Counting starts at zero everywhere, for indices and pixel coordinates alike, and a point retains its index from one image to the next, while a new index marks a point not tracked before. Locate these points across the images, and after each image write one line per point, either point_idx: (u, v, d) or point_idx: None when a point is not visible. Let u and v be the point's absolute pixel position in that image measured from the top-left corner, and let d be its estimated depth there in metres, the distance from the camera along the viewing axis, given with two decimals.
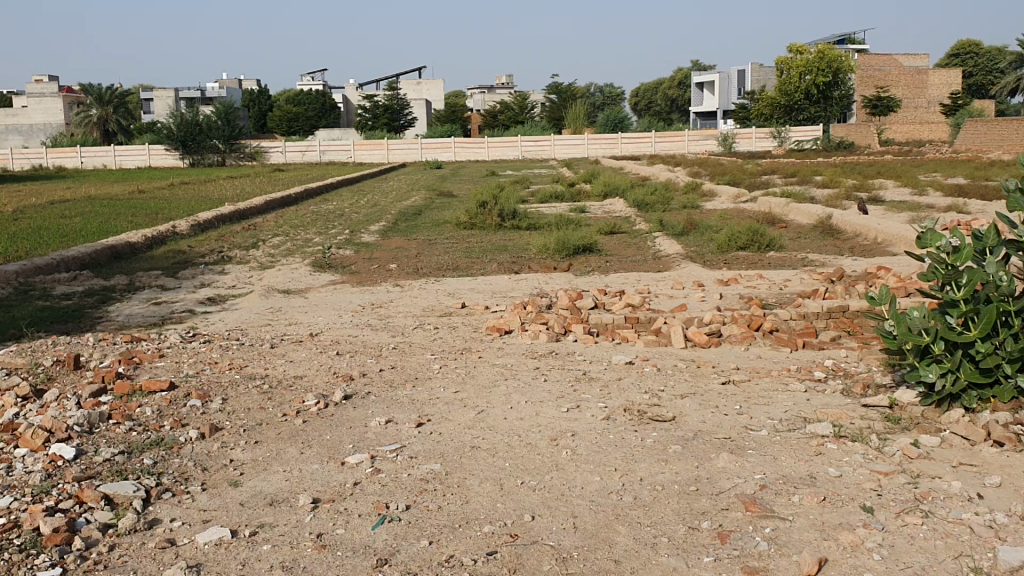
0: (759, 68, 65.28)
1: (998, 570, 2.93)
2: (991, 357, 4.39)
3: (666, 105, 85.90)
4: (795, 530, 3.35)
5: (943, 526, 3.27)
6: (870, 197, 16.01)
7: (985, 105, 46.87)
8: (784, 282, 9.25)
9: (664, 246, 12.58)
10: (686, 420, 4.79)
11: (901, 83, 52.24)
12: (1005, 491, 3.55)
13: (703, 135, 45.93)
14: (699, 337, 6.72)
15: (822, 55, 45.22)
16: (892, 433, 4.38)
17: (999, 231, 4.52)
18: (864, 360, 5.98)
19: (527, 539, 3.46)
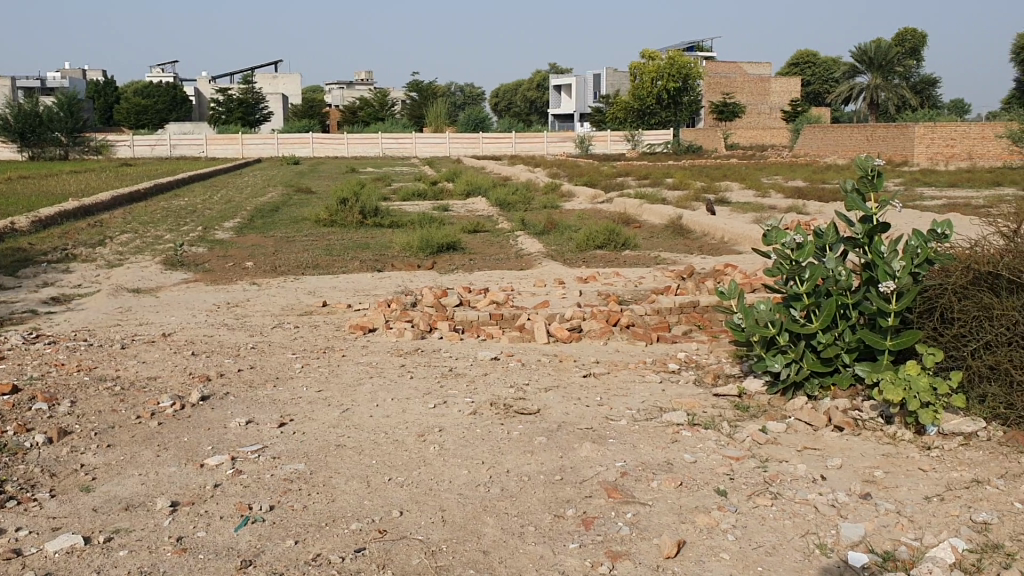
0: (614, 72, 67.09)
1: (841, 546, 3.13)
2: (831, 347, 4.68)
3: (525, 107, 86.87)
4: (655, 514, 3.48)
5: (791, 506, 3.47)
6: (718, 199, 16.72)
7: (823, 112, 49.59)
8: (640, 279, 9.55)
9: (525, 245, 12.77)
10: (550, 413, 4.89)
11: (746, 90, 54.68)
12: (845, 472, 3.80)
13: (561, 137, 46.84)
14: (561, 333, 6.89)
15: (673, 61, 46.57)
16: (741, 420, 4.61)
17: (838, 229, 4.84)
18: (714, 352, 6.25)
19: (394, 536, 3.45)
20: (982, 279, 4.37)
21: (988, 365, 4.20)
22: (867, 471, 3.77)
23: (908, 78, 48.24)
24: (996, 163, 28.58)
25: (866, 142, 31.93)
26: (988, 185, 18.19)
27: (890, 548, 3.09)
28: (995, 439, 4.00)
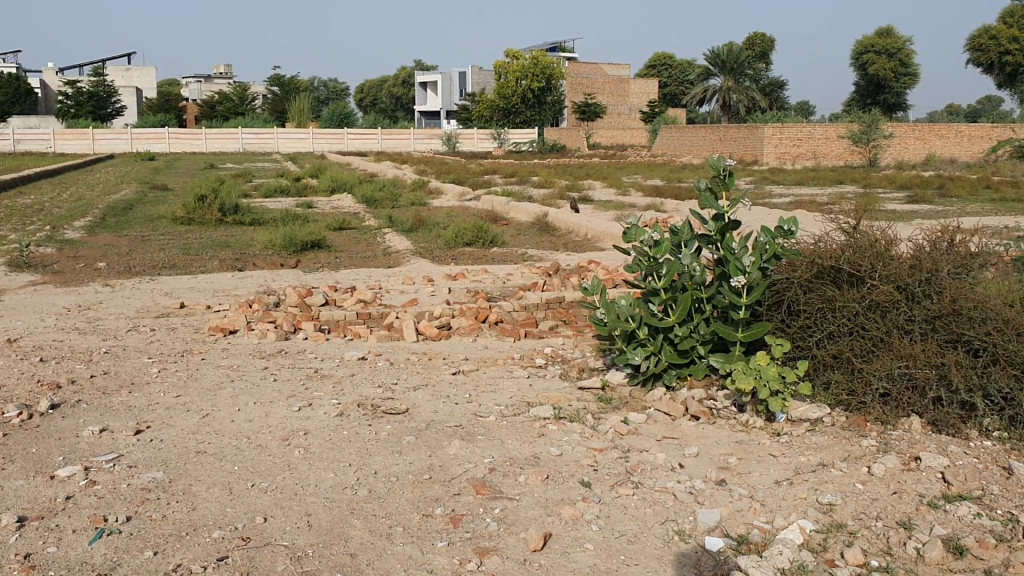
0: (479, 72, 67.49)
1: (698, 531, 3.26)
2: (687, 340, 4.86)
3: (390, 103, 86.06)
4: (521, 508, 3.52)
5: (652, 495, 3.57)
6: (582, 197, 17.05)
7: (679, 113, 51.28)
8: (507, 276, 9.65)
9: (393, 242, 12.69)
10: (418, 411, 4.90)
11: (607, 91, 55.88)
12: (702, 459, 3.95)
13: (428, 135, 46.83)
14: (429, 331, 6.90)
15: (536, 61, 48.10)
16: (605, 412, 4.72)
17: (692, 226, 5.03)
18: (579, 346, 6.39)
19: (259, 542, 3.39)
20: (825, 272, 4.62)
21: (831, 354, 4.45)
22: (722, 459, 3.93)
23: (758, 80, 50.42)
24: (839, 162, 30.71)
25: (720, 141, 33.19)
26: (830, 184, 19.22)
27: (744, 531, 3.23)
28: (838, 424, 4.24)
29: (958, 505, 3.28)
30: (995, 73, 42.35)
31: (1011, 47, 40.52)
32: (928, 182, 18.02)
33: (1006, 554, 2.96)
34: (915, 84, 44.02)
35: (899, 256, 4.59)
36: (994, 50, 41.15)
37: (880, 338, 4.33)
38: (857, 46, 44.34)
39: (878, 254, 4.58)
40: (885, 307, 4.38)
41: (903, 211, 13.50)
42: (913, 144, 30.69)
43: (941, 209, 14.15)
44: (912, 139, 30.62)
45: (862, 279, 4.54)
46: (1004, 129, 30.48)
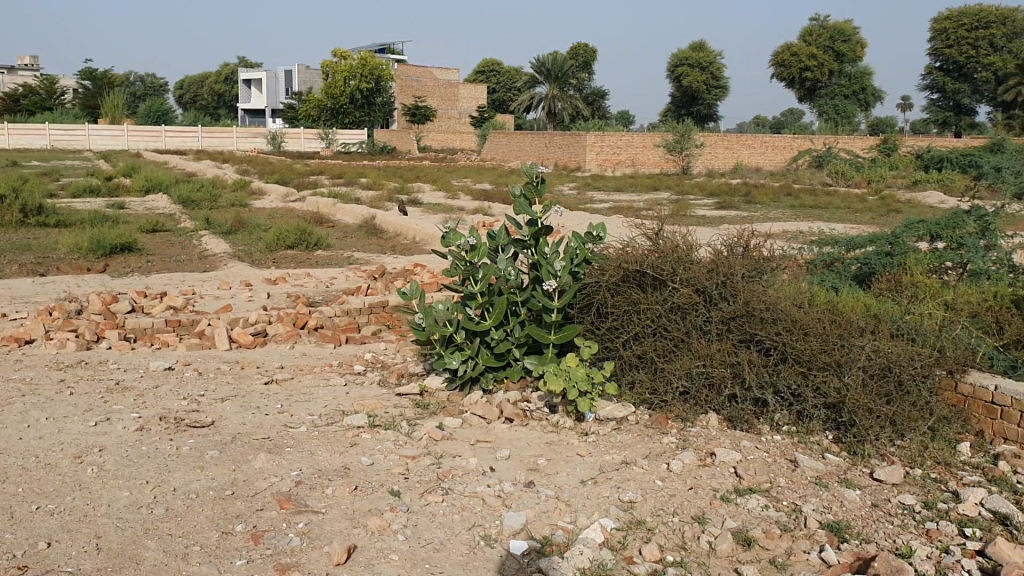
0: (306, 71, 66.18)
1: (504, 535, 3.25)
2: (503, 343, 4.84)
3: (212, 100, 82.85)
4: (327, 521, 3.40)
5: (461, 500, 3.52)
6: (410, 199, 16.95)
7: (507, 119, 52.04)
8: (331, 279, 9.45)
9: (211, 245, 12.18)
10: (225, 424, 4.69)
11: (436, 94, 55.95)
12: (513, 462, 3.94)
13: (252, 134, 45.80)
14: (244, 338, 6.64)
15: (364, 62, 47.44)
16: (421, 417, 4.63)
17: (509, 231, 5.05)
18: (400, 351, 6.31)
19: (40, 570, 3.13)
20: (631, 276, 4.77)
21: (636, 354, 4.60)
22: (531, 460, 3.95)
23: (581, 88, 51.79)
24: (656, 169, 31.97)
25: (546, 147, 33.83)
26: (646, 190, 19.95)
27: (548, 533, 3.26)
28: (642, 422, 4.37)
29: (748, 497, 3.46)
30: (797, 88, 45.29)
31: (809, 64, 43.42)
32: (736, 189, 19.00)
33: (789, 543, 3.15)
34: (725, 96, 46.45)
35: (699, 261, 4.79)
36: (795, 67, 43.96)
37: (681, 339, 4.53)
38: (673, 58, 46.25)
39: (679, 259, 4.77)
40: (685, 309, 4.58)
41: (711, 217, 14.19)
42: (722, 153, 32.36)
43: (747, 215, 14.96)
44: (722, 149, 32.28)
45: (664, 282, 4.71)
46: (804, 140, 32.62)
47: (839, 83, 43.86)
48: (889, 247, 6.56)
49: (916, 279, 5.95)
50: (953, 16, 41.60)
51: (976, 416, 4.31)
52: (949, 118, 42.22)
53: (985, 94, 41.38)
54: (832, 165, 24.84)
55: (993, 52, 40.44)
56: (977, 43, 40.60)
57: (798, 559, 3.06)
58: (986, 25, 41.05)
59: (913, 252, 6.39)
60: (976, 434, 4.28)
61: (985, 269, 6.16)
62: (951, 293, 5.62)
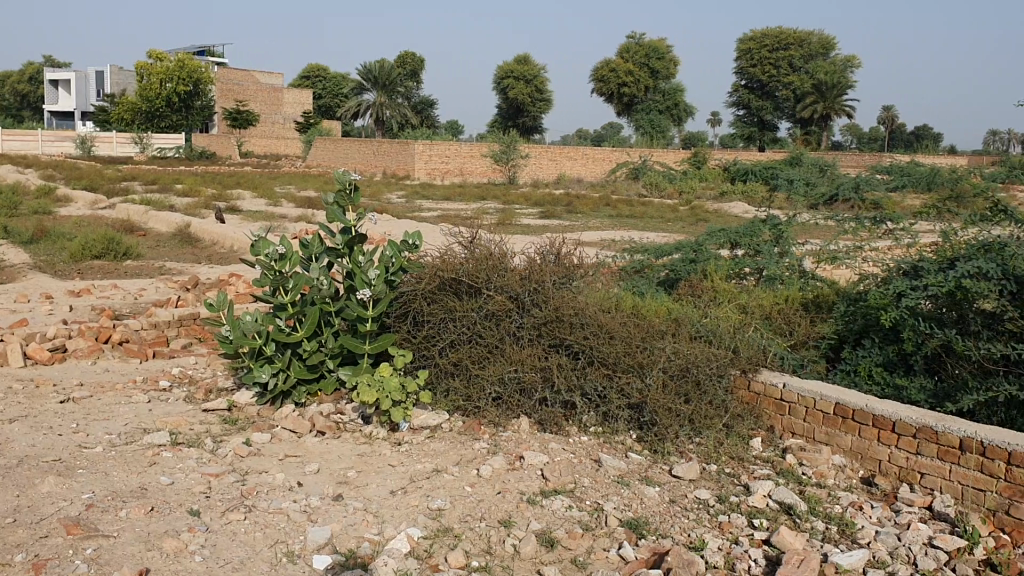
0: (119, 73, 63.02)
1: (307, 551, 3.17)
2: (315, 355, 4.74)
3: (14, 101, 77.36)
4: (119, 546, 3.19)
5: (264, 517, 3.42)
6: (229, 207, 16.42)
7: (333, 126, 51.34)
8: (140, 291, 9.00)
9: (7, 255, 11.35)
10: (12, 447, 4.35)
11: (259, 99, 54.51)
12: (322, 475, 3.86)
13: (59, 136, 42.95)
14: (39, 354, 6.20)
15: (182, 64, 45.68)
16: (227, 434, 4.47)
17: (322, 239, 4.93)
18: (211, 365, 6.08)
19: None
20: (446, 284, 4.77)
21: (451, 362, 4.62)
22: (341, 473, 3.88)
23: (409, 97, 51.70)
24: (483, 179, 32.37)
25: (373, 155, 33.56)
26: (472, 199, 20.12)
27: (354, 545, 3.21)
28: (455, 429, 4.39)
29: (553, 499, 3.56)
30: (615, 102, 47.02)
31: (627, 79, 45.15)
32: (557, 199, 19.52)
33: (590, 541, 3.26)
34: (549, 109, 47.56)
35: (513, 269, 4.86)
36: (613, 81, 45.54)
37: (495, 344, 4.58)
38: (498, 70, 46.97)
39: (493, 266, 4.83)
40: (499, 316, 4.65)
41: (533, 226, 14.47)
42: (546, 164, 33.05)
43: (567, 224, 15.40)
44: (547, 160, 33.02)
45: (479, 290, 4.76)
46: (623, 153, 33.86)
47: (654, 99, 45.89)
48: (693, 254, 6.93)
49: (716, 284, 6.30)
50: (757, 38, 44.32)
51: (767, 413, 4.63)
52: (754, 133, 44.81)
53: (786, 111, 44.33)
54: (648, 177, 25.84)
55: (791, 72, 43.41)
56: (778, 63, 43.39)
57: (598, 557, 3.16)
58: (785, 46, 43.98)
59: (714, 259, 6.78)
60: (767, 429, 4.61)
61: (778, 274, 6.60)
62: (746, 297, 5.99)
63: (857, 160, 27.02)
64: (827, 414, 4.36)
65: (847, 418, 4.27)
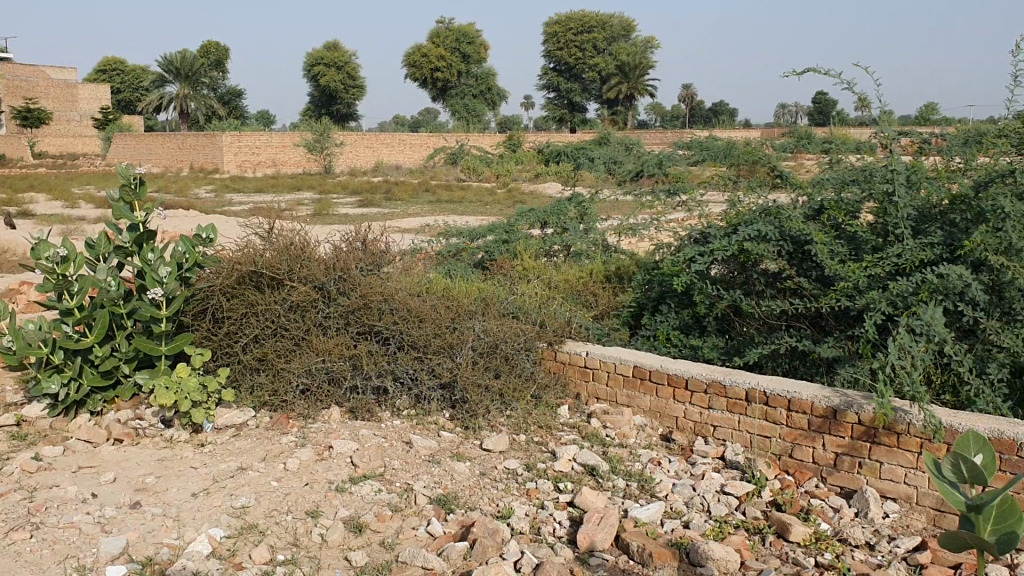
0: None
1: (99, 563, 3.02)
2: (109, 360, 4.51)
3: None
4: None
5: (53, 533, 3.23)
6: (19, 212, 15.32)
7: (135, 122, 48.76)
8: None
9: None
10: None
11: (51, 95, 51.06)
12: (118, 485, 3.68)
13: None
14: None
15: None
16: (15, 450, 4.17)
17: (110, 238, 4.68)
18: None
19: None
20: (246, 277, 4.64)
21: (256, 358, 4.50)
22: (139, 480, 3.72)
23: (216, 88, 49.80)
24: (298, 170, 31.53)
25: (180, 151, 32.13)
26: (285, 191, 19.64)
27: (151, 552, 3.09)
28: (262, 425, 4.30)
29: (361, 484, 3.55)
30: (429, 89, 46.97)
31: (439, 64, 45.17)
32: (375, 186, 19.37)
33: (399, 522, 3.29)
34: (362, 96, 47.05)
35: (317, 257, 4.78)
36: (425, 67, 45.47)
37: (301, 337, 4.52)
38: (307, 58, 45.89)
39: (296, 256, 4.72)
40: (304, 307, 4.57)
41: (349, 215, 14.30)
42: (363, 152, 32.70)
43: (385, 211, 15.28)
44: (362, 148, 32.66)
45: (281, 282, 4.65)
46: (440, 138, 33.90)
47: (467, 83, 46.27)
48: (506, 236, 7.06)
49: (525, 262, 6.45)
50: (562, 21, 45.40)
51: (573, 381, 4.80)
52: (565, 116, 45.80)
53: (594, 92, 45.67)
54: (464, 162, 26.03)
55: (597, 54, 44.75)
56: (583, 46, 44.70)
57: (406, 537, 3.20)
58: (588, 30, 45.26)
59: (525, 239, 6.96)
60: (574, 396, 4.77)
61: (584, 249, 6.83)
62: (554, 274, 6.15)
63: (660, 137, 28.21)
64: (628, 377, 4.58)
65: (645, 380, 4.50)
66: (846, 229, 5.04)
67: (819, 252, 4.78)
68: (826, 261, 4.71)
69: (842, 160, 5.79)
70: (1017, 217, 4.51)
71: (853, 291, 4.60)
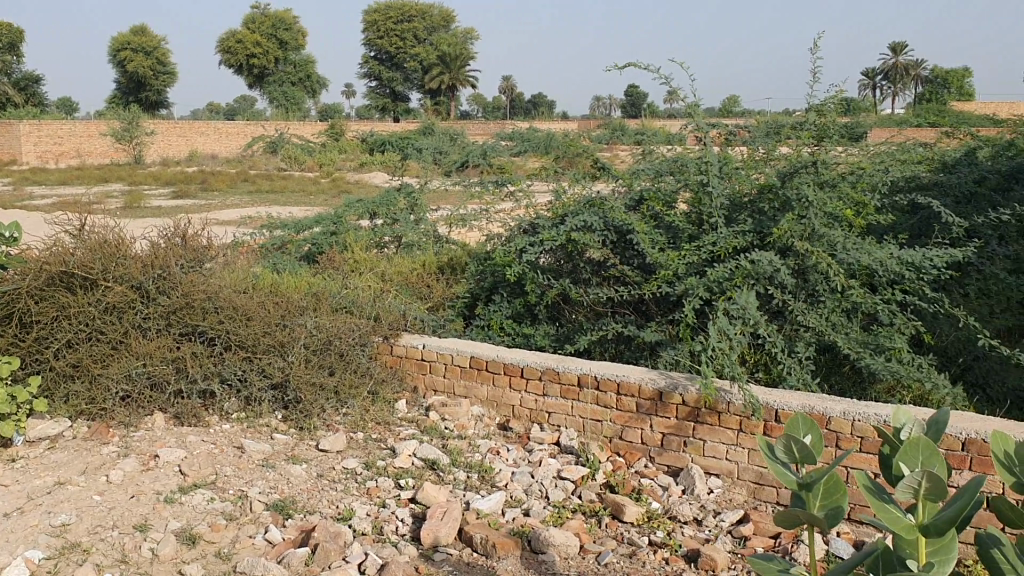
0: None
1: None
2: None
3: None
4: None
5: None
6: None
7: None
8: None
9: None
10: None
11: None
12: None
13: None
14: None
15: None
16: None
17: None
18: None
19: None
20: (56, 279, 4.32)
21: (70, 363, 4.20)
22: None
23: (8, 72, 46.15)
24: (104, 160, 29.74)
25: None
26: (92, 183, 18.49)
27: None
28: (80, 435, 4.02)
29: (193, 494, 3.40)
30: (245, 75, 45.37)
31: (255, 51, 43.69)
32: (191, 177, 18.55)
33: (234, 531, 3.17)
34: (173, 82, 44.89)
35: (134, 255, 4.52)
36: (241, 52, 43.82)
37: (119, 340, 4.27)
38: (111, 43, 43.31)
39: (112, 254, 4.45)
40: (121, 308, 4.33)
41: (164, 207, 13.61)
42: (175, 141, 31.31)
43: (203, 202, 14.68)
44: (175, 137, 31.33)
45: (95, 282, 4.36)
46: (258, 127, 32.84)
47: (286, 71, 45.11)
48: (333, 227, 6.95)
49: (356, 255, 6.37)
50: (381, 9, 44.95)
51: (410, 374, 4.80)
52: (388, 105, 45.32)
53: (415, 82, 45.62)
54: (284, 151, 25.35)
55: (417, 44, 44.67)
56: (403, 35, 44.38)
57: (244, 545, 3.09)
58: (409, 18, 45.05)
59: (353, 231, 6.86)
60: (411, 390, 4.77)
61: (415, 240, 6.81)
62: (386, 266, 6.10)
63: (483, 127, 28.50)
64: (464, 368, 4.61)
65: (481, 369, 4.55)
66: (664, 219, 5.25)
67: (641, 241, 4.95)
68: (648, 249, 4.89)
69: (655, 150, 6.02)
70: (818, 205, 4.84)
71: (674, 278, 4.80)
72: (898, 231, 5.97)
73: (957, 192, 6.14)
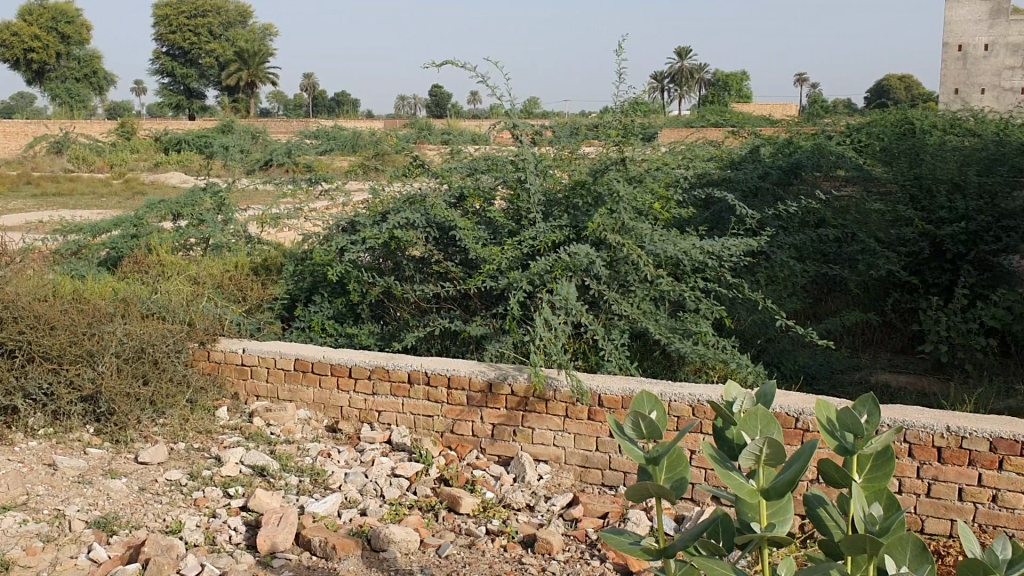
0: None
1: None
2: None
3: None
4: None
5: None
6: None
7: None
8: None
9: None
10: None
11: None
12: None
13: None
14: None
15: None
16: None
17: None
18: None
19: None
20: None
21: None
22: None
23: None
24: None
25: None
26: None
27: None
28: None
29: (2, 517, 3.15)
30: (22, 71, 42.10)
31: (33, 45, 40.42)
32: None
33: (53, 554, 2.98)
34: None
35: None
36: (17, 47, 40.52)
37: None
38: None
39: None
40: None
41: None
42: None
43: None
44: None
45: None
46: (39, 127, 30.58)
47: (68, 66, 42.36)
48: (133, 230, 6.60)
49: (162, 258, 6.09)
50: (172, 3, 42.97)
51: (230, 380, 4.63)
52: (182, 102, 43.40)
53: (211, 79, 43.86)
54: (70, 151, 23.77)
55: (212, 40, 43.02)
56: (198, 30, 42.61)
57: (66, 567, 2.90)
58: (202, 14, 43.28)
59: (156, 233, 6.54)
60: (232, 396, 4.62)
61: (224, 241, 6.54)
62: (195, 268, 5.86)
63: (285, 126, 27.77)
64: (289, 370, 4.50)
65: (307, 372, 4.46)
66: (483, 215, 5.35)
67: (463, 237, 5.02)
68: (470, 244, 4.96)
69: (464, 150, 6.04)
70: (627, 200, 5.07)
71: (497, 273, 4.89)
72: (697, 224, 6.35)
73: (745, 187, 6.59)
